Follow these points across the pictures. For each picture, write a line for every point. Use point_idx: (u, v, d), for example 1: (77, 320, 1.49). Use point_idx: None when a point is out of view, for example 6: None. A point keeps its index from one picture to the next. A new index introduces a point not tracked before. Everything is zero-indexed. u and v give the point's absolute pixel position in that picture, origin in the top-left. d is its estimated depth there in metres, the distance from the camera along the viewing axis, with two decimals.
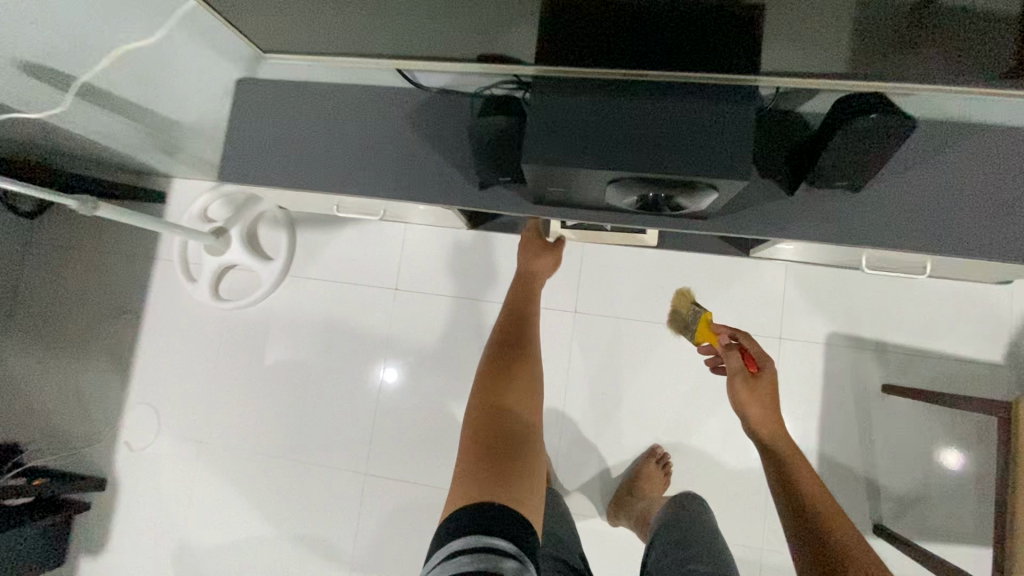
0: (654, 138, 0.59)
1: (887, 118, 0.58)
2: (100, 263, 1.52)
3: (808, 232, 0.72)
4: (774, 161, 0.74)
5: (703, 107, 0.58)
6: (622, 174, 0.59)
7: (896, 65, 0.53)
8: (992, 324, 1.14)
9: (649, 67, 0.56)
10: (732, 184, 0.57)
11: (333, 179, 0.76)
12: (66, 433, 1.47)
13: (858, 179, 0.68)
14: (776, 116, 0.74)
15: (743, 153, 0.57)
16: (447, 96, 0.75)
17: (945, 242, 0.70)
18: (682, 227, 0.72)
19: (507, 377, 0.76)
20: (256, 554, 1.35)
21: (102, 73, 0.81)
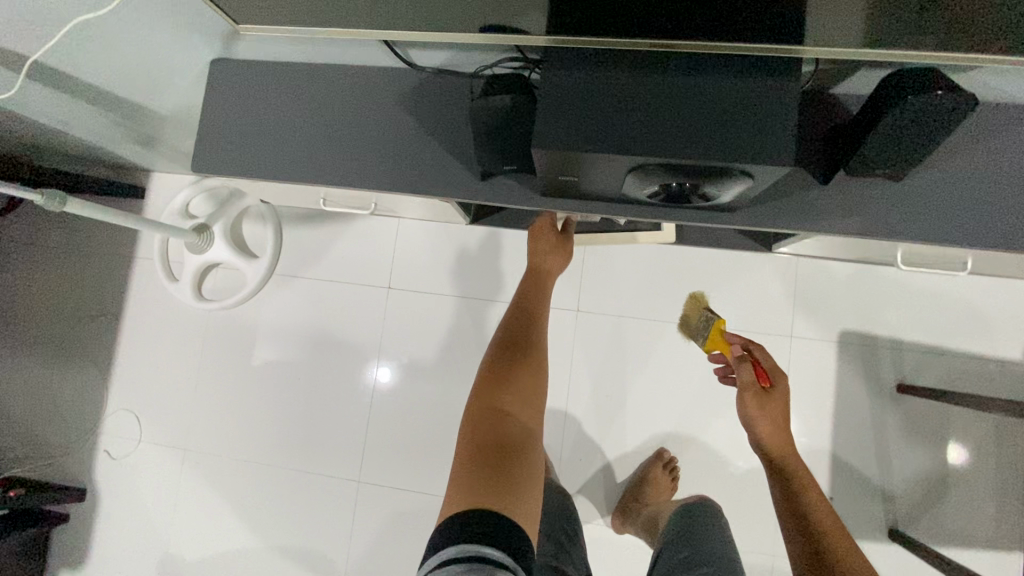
0: (681, 120, 0.53)
1: (949, 96, 0.51)
2: (75, 262, 1.44)
3: (845, 225, 0.65)
4: (807, 149, 0.67)
5: (733, 86, 0.53)
6: (647, 160, 0.53)
7: (960, 34, 0.47)
8: (1011, 320, 1.10)
9: (678, 38, 0.50)
10: (769, 171, 0.51)
11: (320, 170, 0.70)
12: (42, 441, 1.40)
13: (905, 168, 0.61)
14: (807, 99, 0.68)
15: (781, 135, 0.51)
16: (443, 77, 0.68)
17: (999, 234, 0.63)
18: (703, 220, 0.66)
19: (514, 378, 0.73)
20: (245, 566, 1.29)
21: (63, 55, 0.74)
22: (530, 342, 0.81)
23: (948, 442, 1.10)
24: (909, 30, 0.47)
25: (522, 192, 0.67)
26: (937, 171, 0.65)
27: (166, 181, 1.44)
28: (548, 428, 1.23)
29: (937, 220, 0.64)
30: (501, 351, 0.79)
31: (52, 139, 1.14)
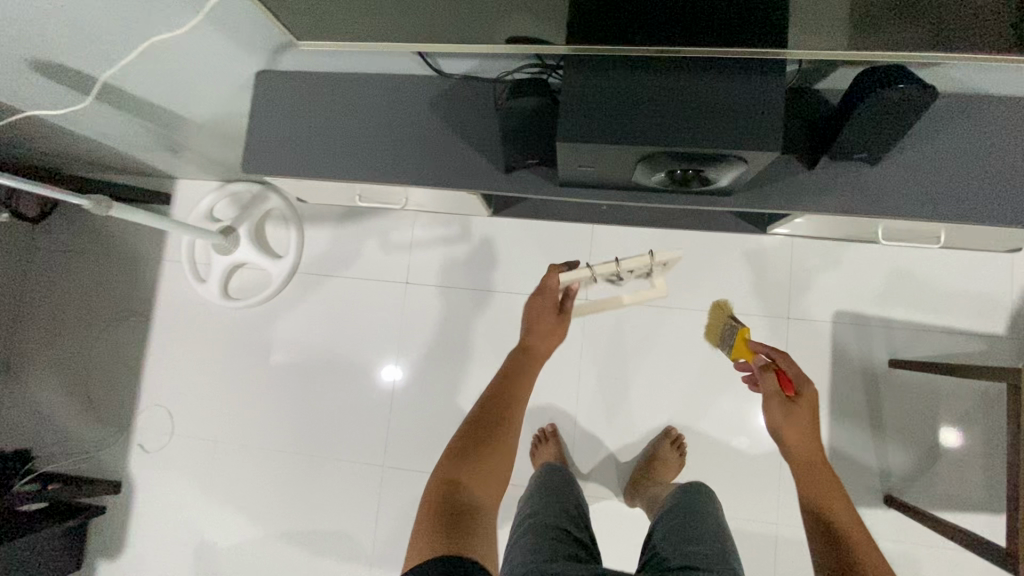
0: (683, 114, 0.60)
1: (911, 90, 0.59)
2: (105, 266, 1.51)
3: (833, 205, 0.71)
4: (794, 136, 0.73)
5: (728, 83, 0.60)
6: (654, 150, 0.60)
7: (924, 40, 0.54)
8: (993, 298, 1.17)
9: (678, 45, 0.57)
10: (761, 155, 0.59)
11: (355, 168, 0.77)
12: (78, 437, 1.47)
13: (877, 151, 0.68)
14: (793, 93, 0.74)
15: (770, 125, 0.59)
16: (468, 82, 0.76)
17: (979, 212, 0.68)
18: (706, 204, 0.73)
19: (490, 452, 0.72)
20: (276, 551, 1.36)
21: (117, 70, 0.81)
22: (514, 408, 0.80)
23: (944, 428, 1.17)
24: (880, 36, 0.54)
25: (544, 183, 0.74)
26: (921, 154, 0.70)
27: (191, 189, 1.50)
28: (561, 411, 1.30)
29: (916, 202, 0.70)
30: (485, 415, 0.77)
31: (90, 148, 1.22)
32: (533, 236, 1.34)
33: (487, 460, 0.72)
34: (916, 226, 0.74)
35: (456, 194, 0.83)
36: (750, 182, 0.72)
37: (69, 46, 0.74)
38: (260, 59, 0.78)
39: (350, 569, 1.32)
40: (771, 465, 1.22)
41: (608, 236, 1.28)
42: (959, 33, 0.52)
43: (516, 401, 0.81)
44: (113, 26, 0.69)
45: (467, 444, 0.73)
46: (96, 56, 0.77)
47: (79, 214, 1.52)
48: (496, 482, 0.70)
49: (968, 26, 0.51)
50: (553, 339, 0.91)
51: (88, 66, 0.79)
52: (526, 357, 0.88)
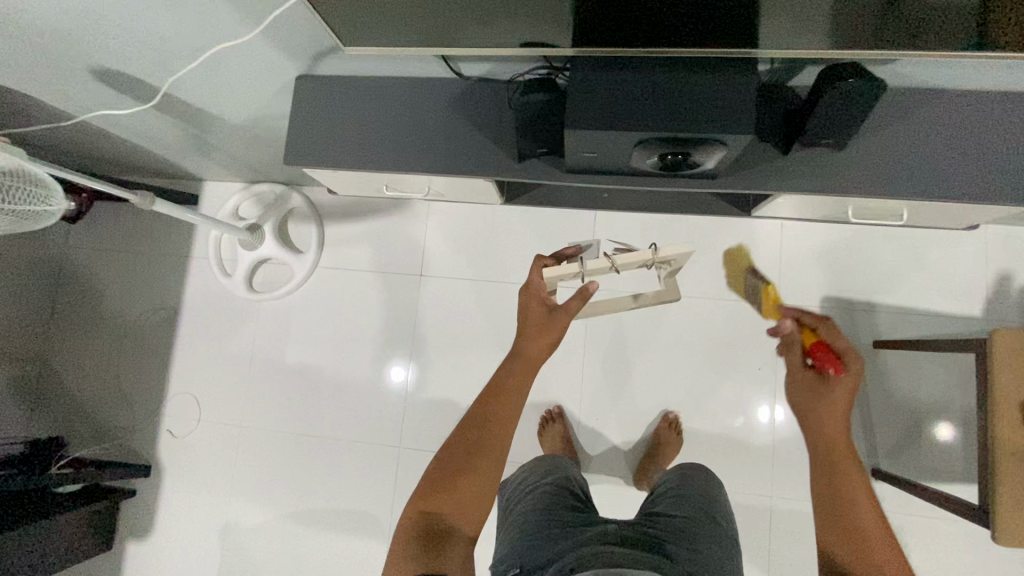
0: (673, 106, 0.69)
1: (862, 83, 0.66)
2: (137, 263, 1.61)
3: (808, 185, 0.79)
4: (768, 126, 0.79)
5: (711, 79, 0.69)
6: (649, 136, 0.69)
7: (887, 43, 0.61)
8: (968, 282, 1.26)
9: (666, 46, 0.65)
10: (740, 139, 0.68)
11: (385, 161, 0.87)
12: (111, 423, 1.56)
13: (842, 137, 0.74)
14: (766, 87, 0.78)
15: (748, 114, 0.67)
16: (483, 83, 0.85)
17: (943, 192, 0.76)
18: (694, 187, 0.82)
19: (471, 476, 0.73)
20: (299, 528, 1.44)
21: (171, 77, 0.91)
22: (500, 423, 0.78)
23: (939, 423, 1.24)
24: (842, 34, 0.60)
25: (553, 170, 0.84)
26: (898, 140, 0.77)
27: (216, 191, 1.57)
28: (567, 393, 1.39)
29: (885, 183, 0.77)
30: (468, 433, 0.77)
31: (130, 150, 1.32)
32: (540, 230, 1.43)
33: (467, 484, 0.73)
34: (889, 206, 0.81)
35: (473, 184, 0.93)
36: (733, 166, 0.80)
37: (133, 54, 0.84)
38: (300, 65, 0.87)
39: (369, 544, 1.40)
40: (765, 442, 1.30)
41: (610, 228, 1.38)
42: (912, 32, 0.59)
43: (504, 415, 0.78)
44: (176, 36, 0.79)
45: (447, 468, 0.74)
46: (154, 64, 0.87)
47: (113, 214, 1.63)
48: (476, 507, 0.73)
49: (921, 29, 0.59)
50: (545, 339, 0.86)
51: (147, 72, 0.89)
52: (518, 363, 0.83)
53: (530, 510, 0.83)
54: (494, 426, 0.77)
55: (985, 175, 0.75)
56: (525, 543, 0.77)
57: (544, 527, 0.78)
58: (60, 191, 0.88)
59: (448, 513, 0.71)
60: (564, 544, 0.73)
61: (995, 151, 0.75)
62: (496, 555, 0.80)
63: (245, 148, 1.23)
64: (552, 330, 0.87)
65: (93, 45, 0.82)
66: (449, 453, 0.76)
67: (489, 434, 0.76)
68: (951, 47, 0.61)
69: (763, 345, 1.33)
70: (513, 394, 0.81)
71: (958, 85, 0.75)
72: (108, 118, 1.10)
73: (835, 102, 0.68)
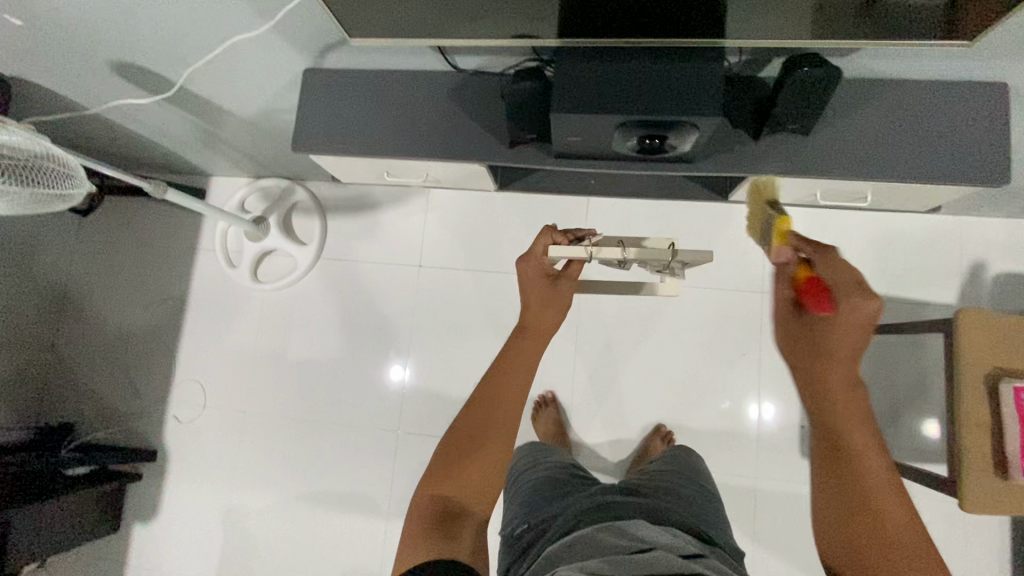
0: (649, 91, 0.75)
1: (820, 70, 0.72)
2: (146, 254, 1.67)
3: (776, 168, 0.86)
4: (742, 112, 0.84)
5: (683, 67, 0.75)
6: (626, 119, 0.75)
7: (849, 30, 0.68)
8: (944, 272, 1.31)
9: (643, 36, 0.71)
10: (709, 122, 0.74)
11: (387, 148, 0.94)
12: (118, 409, 1.61)
13: (805, 122, 0.81)
14: (742, 76, 0.85)
15: (716, 99, 0.74)
16: (478, 75, 0.91)
17: (902, 173, 0.82)
18: (671, 170, 0.89)
19: (479, 458, 0.73)
20: (300, 510, 1.48)
21: (187, 71, 0.98)
22: (507, 402, 0.77)
23: (926, 420, 1.29)
24: (801, 23, 0.67)
25: (542, 156, 0.91)
26: (862, 126, 0.83)
27: (224, 185, 1.63)
28: (560, 378, 1.44)
29: (849, 165, 0.83)
30: (477, 417, 0.76)
31: (143, 143, 1.38)
32: (534, 222, 1.49)
33: (477, 465, 0.73)
34: (853, 186, 0.88)
35: (469, 170, 0.99)
36: (707, 151, 0.87)
37: (153, 48, 0.91)
38: (308, 59, 0.94)
39: (369, 524, 1.45)
40: (751, 425, 1.35)
41: (602, 220, 1.43)
42: (861, 21, 0.66)
43: (511, 392, 0.78)
44: (194, 30, 0.85)
45: (457, 452, 0.74)
46: (172, 58, 0.94)
47: (123, 208, 1.69)
48: (487, 488, 0.73)
49: (879, 16, 0.65)
50: (551, 310, 0.85)
51: (165, 65, 0.96)
52: (524, 339, 0.82)
53: (529, 482, 0.90)
54: (500, 404, 0.76)
55: (941, 157, 0.81)
56: (524, 512, 0.81)
57: (541, 498, 0.83)
58: (83, 174, 0.94)
59: (459, 493, 0.72)
60: (556, 504, 0.78)
61: (953, 134, 0.81)
62: (503, 522, 0.85)
63: (253, 141, 1.29)
64: (558, 299, 0.86)
65: (117, 38, 0.89)
66: (459, 436, 0.75)
67: (498, 416, 0.76)
68: (907, 33, 0.68)
69: (748, 331, 1.38)
70: (520, 371, 0.79)
71: (916, 75, 0.82)
72: (124, 110, 1.16)
73: (799, 85, 0.74)
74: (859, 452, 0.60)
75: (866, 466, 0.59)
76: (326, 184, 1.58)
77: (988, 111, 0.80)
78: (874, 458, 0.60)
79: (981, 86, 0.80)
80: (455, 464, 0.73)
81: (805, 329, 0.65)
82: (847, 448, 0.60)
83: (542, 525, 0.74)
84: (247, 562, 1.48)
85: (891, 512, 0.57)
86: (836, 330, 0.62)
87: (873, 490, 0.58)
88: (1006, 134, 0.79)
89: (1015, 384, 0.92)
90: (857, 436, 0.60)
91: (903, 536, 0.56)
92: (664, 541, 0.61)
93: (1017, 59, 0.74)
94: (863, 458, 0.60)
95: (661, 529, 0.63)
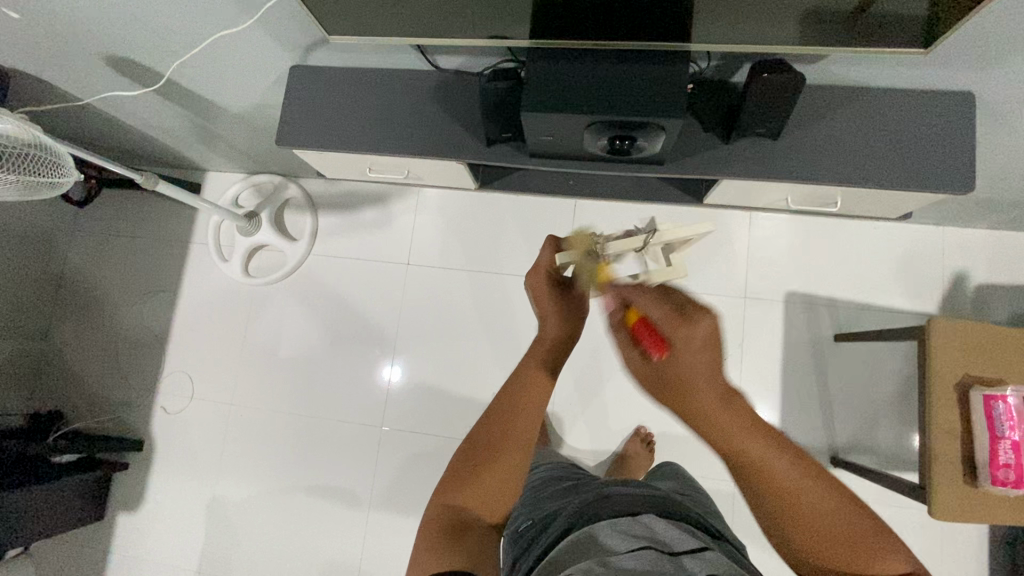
0: (617, 92, 0.78)
1: (783, 75, 0.76)
2: (140, 246, 1.69)
3: (743, 170, 0.89)
4: (710, 116, 0.90)
5: (652, 69, 0.78)
6: (595, 119, 0.78)
7: (808, 35, 0.70)
8: (926, 280, 1.32)
9: (610, 38, 0.74)
10: (675, 123, 0.77)
11: (370, 145, 0.96)
12: (108, 399, 1.63)
13: (773, 126, 0.84)
14: (712, 82, 0.89)
15: (681, 101, 0.77)
16: (459, 75, 0.94)
17: (862, 177, 0.85)
18: (644, 170, 0.92)
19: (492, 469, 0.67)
20: (283, 502, 1.49)
21: (176, 66, 1.00)
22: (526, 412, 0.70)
23: (903, 419, 1.29)
24: (762, 28, 0.69)
25: (518, 154, 0.95)
26: (823, 132, 0.87)
27: (219, 180, 1.65)
28: None
29: (812, 169, 0.87)
30: (491, 429, 0.69)
31: (138, 137, 1.41)
32: (522, 223, 1.51)
33: (492, 477, 0.66)
34: (821, 188, 0.91)
35: (450, 166, 1.02)
36: (677, 153, 0.90)
37: (142, 40, 0.93)
38: (294, 56, 0.96)
39: (349, 518, 1.46)
40: None
41: (588, 222, 1.45)
42: (820, 27, 0.69)
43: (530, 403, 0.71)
44: (182, 25, 0.88)
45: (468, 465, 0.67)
46: (162, 52, 0.96)
47: (119, 200, 1.72)
48: (500, 501, 0.67)
49: (836, 22, 0.68)
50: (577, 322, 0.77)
51: (155, 58, 0.98)
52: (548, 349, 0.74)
53: (531, 487, 0.88)
54: (517, 414, 0.70)
55: (899, 163, 0.85)
56: (527, 512, 0.79)
57: (545, 496, 0.81)
58: (72, 163, 0.96)
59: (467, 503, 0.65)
60: (560, 500, 0.75)
61: (910, 142, 0.85)
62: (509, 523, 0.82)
63: (244, 137, 1.31)
64: (574, 306, 0.78)
65: (108, 31, 0.91)
66: (471, 448, 0.69)
67: (515, 425, 0.69)
68: (867, 39, 0.70)
69: (730, 336, 1.38)
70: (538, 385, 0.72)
71: (883, 82, 0.84)
72: (118, 103, 1.19)
73: (763, 89, 0.77)
74: (763, 461, 0.55)
75: (773, 467, 0.55)
76: (318, 181, 1.60)
77: (942, 117, 0.83)
78: (777, 457, 0.55)
79: (935, 95, 0.84)
80: (465, 474, 0.67)
81: (665, 373, 0.54)
82: (751, 465, 0.55)
83: (545, 518, 0.71)
84: (229, 554, 1.49)
85: (813, 504, 0.55)
86: (687, 357, 0.52)
87: (794, 493, 0.55)
88: (970, 142, 0.82)
89: (986, 393, 0.93)
90: (748, 446, 0.55)
91: (842, 520, 0.54)
92: (670, 537, 0.57)
93: (981, 68, 0.76)
94: (773, 470, 0.55)
95: (670, 523, 0.60)
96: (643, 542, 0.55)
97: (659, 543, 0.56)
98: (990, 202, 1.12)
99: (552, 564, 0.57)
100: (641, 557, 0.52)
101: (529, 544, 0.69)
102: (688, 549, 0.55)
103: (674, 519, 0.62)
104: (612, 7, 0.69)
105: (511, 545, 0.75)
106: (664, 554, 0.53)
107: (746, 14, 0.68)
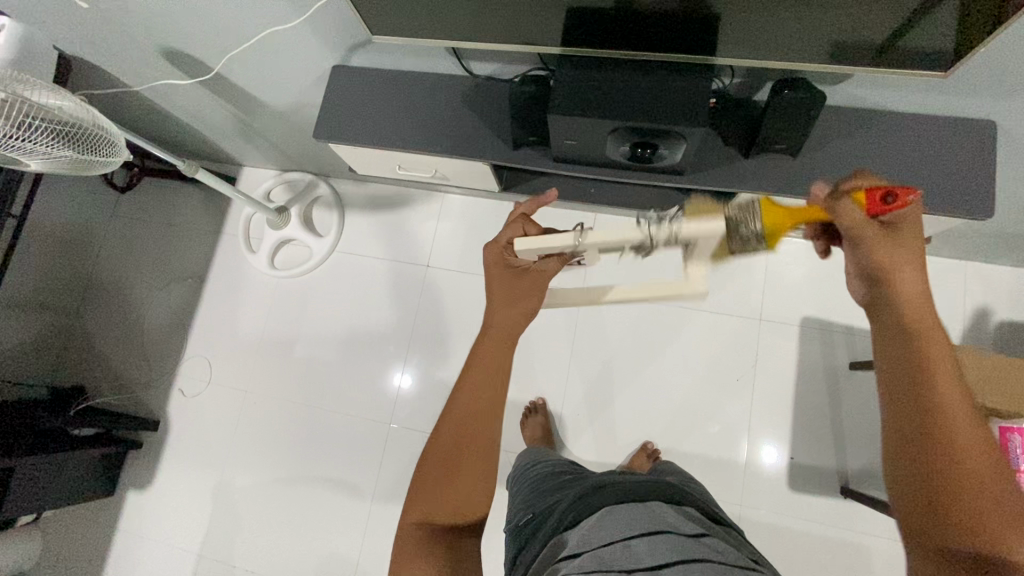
0: (639, 100, 0.81)
1: (799, 92, 0.78)
2: (171, 233, 1.76)
3: (758, 187, 0.92)
4: (733, 132, 0.93)
5: (674, 81, 0.82)
6: (617, 125, 0.82)
7: (823, 58, 0.72)
8: (946, 313, 1.31)
9: (635, 48, 0.77)
10: (695, 132, 0.80)
11: (401, 143, 1.01)
12: (127, 378, 1.69)
13: (792, 143, 0.86)
14: (734, 101, 0.93)
15: (700, 111, 0.80)
16: (490, 82, 1.00)
17: None
18: (663, 178, 0.96)
19: (465, 474, 0.65)
20: (287, 491, 1.52)
21: (227, 62, 1.07)
22: (491, 409, 0.68)
23: None
24: (780, 46, 0.72)
25: (541, 158, 1.00)
26: (840, 153, 0.89)
27: (253, 175, 1.73)
28: (551, 388, 1.44)
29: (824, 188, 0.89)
30: (450, 435, 0.66)
31: (184, 128, 1.48)
32: None
33: (464, 479, 0.64)
34: None
35: (478, 167, 1.06)
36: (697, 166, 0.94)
37: (201, 36, 1.00)
38: (336, 56, 1.01)
39: (352, 510, 1.47)
40: (742, 455, 1.33)
41: None
42: (847, 45, 0.70)
43: (483, 405, 0.67)
44: (236, 21, 0.94)
45: (440, 468, 0.65)
46: (218, 47, 1.03)
47: (158, 189, 1.80)
48: (471, 503, 0.65)
49: (852, 44, 0.70)
50: (520, 305, 0.74)
51: (211, 54, 1.05)
52: (488, 344, 0.71)
53: (530, 483, 0.89)
54: (480, 418, 0.67)
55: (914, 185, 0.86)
56: (529, 506, 0.80)
57: (545, 489, 0.81)
58: (124, 147, 1.02)
59: (443, 510, 0.63)
60: (559, 493, 0.76)
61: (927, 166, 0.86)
62: (507, 518, 0.83)
63: (282, 135, 1.38)
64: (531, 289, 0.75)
65: (167, 22, 0.98)
66: (437, 454, 0.66)
67: (478, 425, 0.67)
68: (888, 62, 0.71)
69: (742, 358, 1.37)
70: (487, 379, 0.69)
71: (904, 106, 0.86)
72: (168, 92, 1.26)
73: (780, 106, 0.80)
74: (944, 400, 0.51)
75: (952, 410, 0.51)
76: (348, 181, 1.66)
77: (959, 142, 0.85)
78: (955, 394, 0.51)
79: (954, 122, 0.86)
80: (439, 481, 0.64)
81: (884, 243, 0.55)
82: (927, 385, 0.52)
83: (546, 511, 0.72)
84: (231, 540, 1.51)
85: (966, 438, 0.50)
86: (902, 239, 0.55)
87: (964, 450, 0.49)
88: (989, 167, 0.83)
89: None
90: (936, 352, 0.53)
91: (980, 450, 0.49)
92: (668, 522, 0.57)
93: (1001, 98, 0.78)
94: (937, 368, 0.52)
95: (668, 510, 0.60)
96: (641, 528, 0.56)
97: (657, 528, 0.56)
98: (1013, 236, 1.11)
99: (552, 557, 0.58)
100: (635, 549, 0.53)
101: (530, 538, 0.69)
102: (684, 532, 0.56)
103: (674, 505, 0.62)
104: (641, 18, 0.71)
105: (513, 538, 0.76)
106: (663, 538, 0.54)
107: (766, 32, 0.70)
